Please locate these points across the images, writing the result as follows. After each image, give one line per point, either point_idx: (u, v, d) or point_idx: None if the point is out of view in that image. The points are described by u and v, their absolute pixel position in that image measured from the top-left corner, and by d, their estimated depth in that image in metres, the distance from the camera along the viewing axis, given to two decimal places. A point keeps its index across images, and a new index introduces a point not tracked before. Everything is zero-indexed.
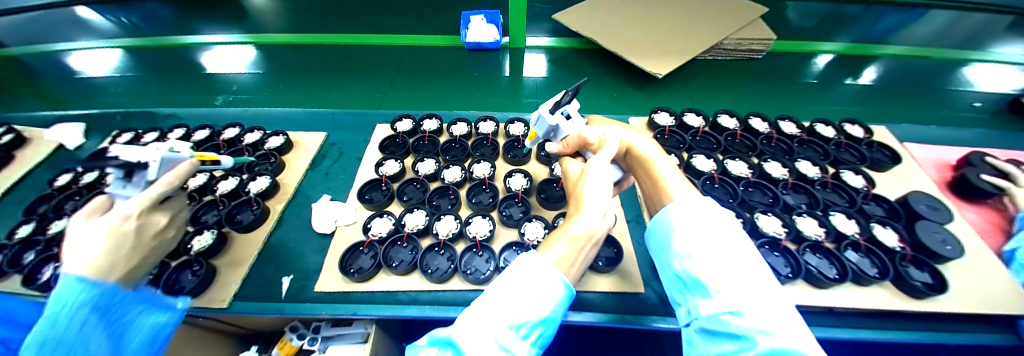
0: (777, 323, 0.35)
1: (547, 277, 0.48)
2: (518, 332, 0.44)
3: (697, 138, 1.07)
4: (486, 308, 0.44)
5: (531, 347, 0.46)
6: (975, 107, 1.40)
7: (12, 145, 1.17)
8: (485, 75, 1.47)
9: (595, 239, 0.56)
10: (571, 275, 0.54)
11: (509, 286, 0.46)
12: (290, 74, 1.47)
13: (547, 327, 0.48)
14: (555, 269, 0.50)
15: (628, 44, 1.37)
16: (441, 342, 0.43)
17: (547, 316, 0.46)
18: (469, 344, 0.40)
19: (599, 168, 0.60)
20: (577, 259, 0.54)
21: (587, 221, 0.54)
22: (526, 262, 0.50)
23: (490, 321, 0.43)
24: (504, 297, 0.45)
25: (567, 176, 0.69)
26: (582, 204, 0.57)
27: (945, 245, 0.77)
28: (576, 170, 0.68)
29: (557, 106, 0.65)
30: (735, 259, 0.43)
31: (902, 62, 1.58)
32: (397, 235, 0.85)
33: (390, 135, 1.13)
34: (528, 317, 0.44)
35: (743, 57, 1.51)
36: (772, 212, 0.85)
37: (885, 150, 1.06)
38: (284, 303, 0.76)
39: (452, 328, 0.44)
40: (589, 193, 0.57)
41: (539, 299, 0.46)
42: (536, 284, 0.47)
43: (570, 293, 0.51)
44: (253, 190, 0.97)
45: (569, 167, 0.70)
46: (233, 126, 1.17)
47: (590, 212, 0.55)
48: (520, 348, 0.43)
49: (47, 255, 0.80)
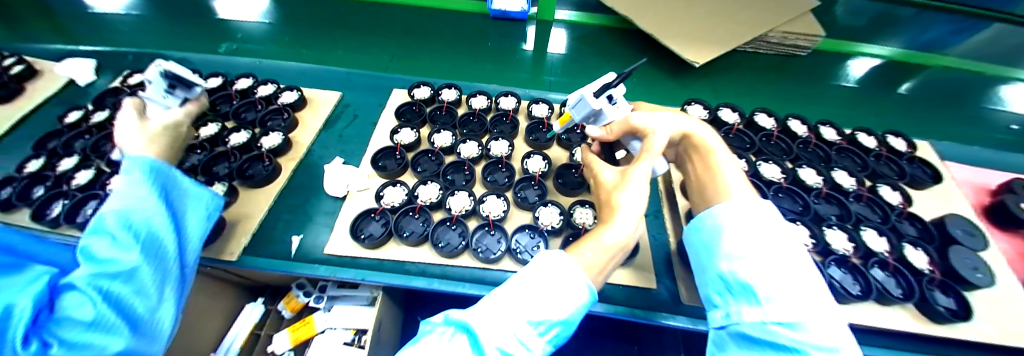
0: (835, 337, 0.36)
1: (569, 278, 0.45)
2: (535, 329, 0.42)
3: (730, 136, 1.00)
4: (503, 298, 0.42)
5: (548, 345, 0.45)
6: (1010, 130, 1.34)
7: (22, 76, 1.15)
8: (509, 48, 1.39)
9: (627, 248, 0.52)
10: (598, 282, 0.51)
11: (531, 279, 0.44)
12: (303, 29, 1.40)
13: (564, 328, 0.46)
14: (579, 270, 0.46)
15: (666, 26, 1.28)
16: (456, 326, 0.41)
17: (566, 318, 0.44)
18: (487, 334, 0.38)
19: (640, 175, 0.56)
20: (606, 266, 0.51)
21: (622, 228, 0.51)
22: (549, 258, 0.47)
23: (509, 314, 0.40)
24: (521, 292, 0.43)
25: (599, 182, 0.62)
26: (618, 210, 0.53)
27: (976, 272, 0.74)
28: (611, 178, 0.61)
29: (604, 89, 0.62)
30: (787, 268, 0.43)
31: (957, 74, 1.46)
32: (410, 206, 0.83)
33: (407, 102, 1.09)
34: (548, 316, 0.42)
35: (787, 53, 1.38)
36: (801, 221, 0.80)
37: (926, 167, 1.00)
38: (292, 262, 0.75)
39: (468, 312, 0.42)
40: (625, 199, 0.53)
41: (559, 301, 0.43)
42: (556, 284, 0.44)
43: (593, 299, 0.48)
44: (265, 145, 0.93)
45: (603, 172, 0.63)
46: (245, 77, 1.12)
47: (625, 218, 0.52)
48: (537, 346, 0.41)
49: (58, 192, 0.80)
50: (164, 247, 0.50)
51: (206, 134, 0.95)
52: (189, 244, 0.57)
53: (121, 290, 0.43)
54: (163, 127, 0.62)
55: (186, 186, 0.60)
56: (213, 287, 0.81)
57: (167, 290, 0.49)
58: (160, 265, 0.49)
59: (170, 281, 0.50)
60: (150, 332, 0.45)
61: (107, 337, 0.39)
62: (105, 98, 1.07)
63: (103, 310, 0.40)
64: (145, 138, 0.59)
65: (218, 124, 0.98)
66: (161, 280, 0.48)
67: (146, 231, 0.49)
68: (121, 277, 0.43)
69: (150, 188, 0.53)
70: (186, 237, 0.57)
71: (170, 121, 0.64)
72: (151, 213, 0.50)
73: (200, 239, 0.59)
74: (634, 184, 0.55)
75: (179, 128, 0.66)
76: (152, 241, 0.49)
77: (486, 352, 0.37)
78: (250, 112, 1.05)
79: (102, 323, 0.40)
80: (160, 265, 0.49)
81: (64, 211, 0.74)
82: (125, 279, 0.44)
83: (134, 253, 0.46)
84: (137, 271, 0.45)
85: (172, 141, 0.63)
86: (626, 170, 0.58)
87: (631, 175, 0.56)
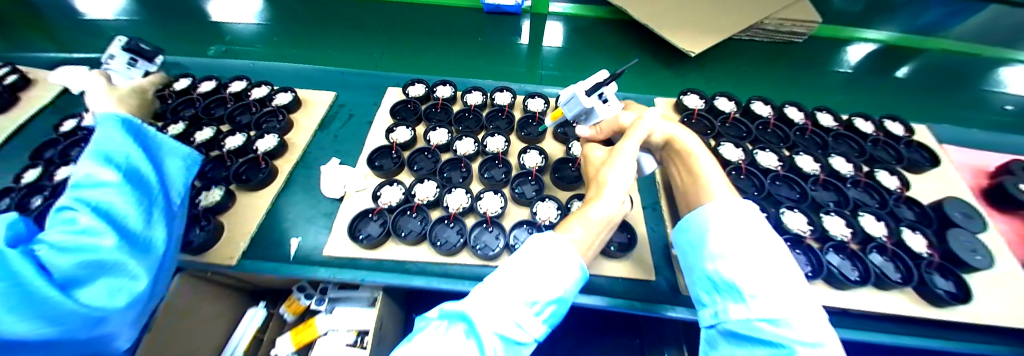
0: (818, 332, 0.38)
1: (562, 258, 0.45)
2: (531, 309, 0.43)
3: (725, 125, 1.01)
4: (500, 284, 0.42)
5: (544, 325, 0.45)
6: (1005, 111, 1.35)
7: (16, 86, 1.14)
8: (504, 42, 1.37)
9: (612, 225, 0.53)
10: (586, 258, 0.52)
11: (526, 262, 0.44)
12: (294, 29, 1.39)
13: (559, 306, 0.46)
14: (572, 250, 0.47)
15: (662, 14, 1.26)
16: (453, 316, 0.41)
17: (561, 296, 0.45)
18: (484, 321, 0.38)
19: (628, 153, 0.56)
20: (594, 243, 0.52)
21: (607, 206, 0.51)
22: (540, 242, 0.47)
23: (506, 297, 0.41)
24: (519, 274, 0.43)
25: (588, 160, 0.65)
26: (605, 187, 0.53)
27: (975, 255, 0.74)
28: (600, 154, 0.63)
29: (595, 88, 0.62)
30: (767, 260, 0.45)
31: (953, 57, 1.45)
32: (407, 205, 0.82)
33: (402, 100, 1.08)
34: (542, 296, 0.43)
35: (784, 39, 1.38)
36: (798, 209, 0.80)
37: (923, 151, 1.00)
38: (291, 264, 0.75)
39: (464, 303, 0.42)
40: (613, 175, 0.54)
41: (553, 280, 0.43)
42: (551, 265, 0.44)
43: (585, 277, 0.48)
44: (260, 148, 0.94)
45: (593, 151, 0.65)
46: (240, 79, 1.11)
47: (611, 194, 0.52)
48: (533, 326, 0.42)
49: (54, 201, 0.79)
50: (148, 180, 0.53)
51: (201, 138, 0.95)
52: (174, 183, 0.60)
53: (114, 208, 0.46)
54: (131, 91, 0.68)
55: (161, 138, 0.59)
56: (213, 291, 0.82)
57: (156, 217, 0.53)
58: (145, 195, 0.52)
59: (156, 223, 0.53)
60: (142, 248, 0.50)
61: (103, 241, 0.44)
62: None
63: (92, 223, 0.43)
64: (115, 98, 0.64)
65: (212, 128, 0.98)
66: (147, 207, 0.52)
67: (133, 163, 0.51)
68: (108, 198, 0.46)
69: (123, 130, 0.53)
70: (167, 177, 0.59)
71: (137, 86, 0.70)
72: (130, 151, 0.51)
73: (184, 180, 0.62)
74: (622, 161, 0.55)
75: (143, 94, 0.71)
76: (136, 173, 0.51)
77: (483, 336, 0.38)
78: (245, 116, 1.04)
79: (94, 233, 0.43)
80: (146, 195, 0.52)
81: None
82: (115, 199, 0.47)
83: (117, 179, 0.48)
84: (123, 195, 0.48)
85: (140, 104, 0.69)
86: (614, 147, 0.59)
87: (619, 153, 0.56)
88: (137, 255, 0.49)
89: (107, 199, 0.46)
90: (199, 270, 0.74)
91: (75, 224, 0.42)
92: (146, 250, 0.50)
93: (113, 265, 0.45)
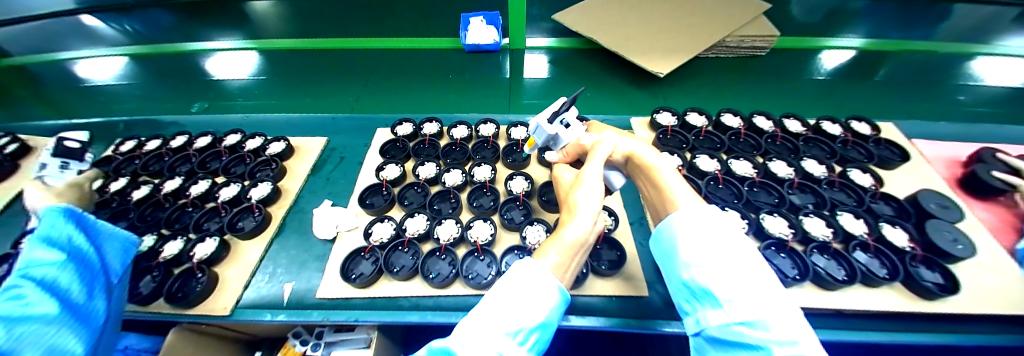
0: (796, 330, 0.38)
1: (542, 284, 0.47)
2: (514, 339, 0.43)
3: (699, 138, 1.06)
4: (485, 315, 0.43)
5: (530, 352, 0.46)
6: (961, 101, 1.38)
7: (17, 154, 1.18)
8: (485, 76, 1.46)
9: (588, 244, 0.56)
10: (566, 280, 0.54)
11: (508, 291, 0.45)
12: (288, 80, 1.48)
13: (544, 332, 0.48)
14: (550, 275, 0.49)
15: (629, 42, 1.37)
16: (440, 353, 0.42)
17: (543, 321, 0.46)
18: (462, 349, 0.40)
19: (593, 175, 0.60)
20: (571, 265, 0.54)
21: (581, 226, 0.53)
22: (522, 268, 0.49)
23: (488, 328, 0.42)
24: (502, 302, 0.44)
25: (559, 183, 0.69)
26: (576, 211, 0.56)
27: (956, 245, 0.75)
28: (569, 178, 0.68)
29: (555, 116, 0.66)
30: (739, 264, 0.46)
31: (909, 57, 1.55)
32: (398, 241, 0.84)
33: (391, 139, 1.13)
34: (523, 323, 0.44)
35: (746, 54, 1.50)
36: (777, 213, 0.84)
37: (893, 148, 1.04)
38: (286, 310, 0.76)
39: (450, 338, 0.43)
40: (581, 199, 0.57)
41: (534, 305, 0.45)
42: (531, 291, 0.46)
43: (566, 298, 0.50)
44: (254, 196, 0.96)
45: (562, 173, 0.70)
46: (235, 133, 1.17)
47: (583, 216, 0.55)
48: (518, 354, 0.42)
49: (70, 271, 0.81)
50: (89, 257, 0.55)
51: (196, 191, 0.98)
52: (113, 263, 0.61)
53: (56, 282, 0.48)
54: (66, 185, 0.82)
55: (105, 225, 0.61)
56: (206, 345, 0.81)
57: (98, 291, 0.54)
58: (87, 269, 0.54)
59: (99, 299, 0.53)
60: (87, 320, 0.50)
61: (47, 310, 0.44)
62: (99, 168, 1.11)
63: (36, 297, 0.45)
64: (49, 195, 0.78)
65: (208, 180, 1.01)
66: (89, 282, 0.53)
67: (74, 243, 0.53)
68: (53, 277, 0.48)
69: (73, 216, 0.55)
70: (108, 260, 0.60)
71: (72, 181, 0.84)
72: (75, 235, 0.54)
73: (121, 260, 0.63)
74: (588, 183, 0.59)
75: (76, 186, 0.85)
76: (77, 252, 0.53)
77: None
78: (239, 166, 1.08)
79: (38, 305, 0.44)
80: (88, 272, 0.53)
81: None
82: (58, 275, 0.49)
83: (60, 257, 0.50)
84: (65, 270, 0.50)
85: (75, 196, 0.83)
86: (580, 171, 0.63)
87: (584, 176, 0.60)
88: (83, 325, 0.49)
89: (51, 274, 0.48)
90: (192, 322, 0.74)
91: (20, 299, 0.43)
92: (89, 322, 0.50)
93: (61, 331, 0.45)
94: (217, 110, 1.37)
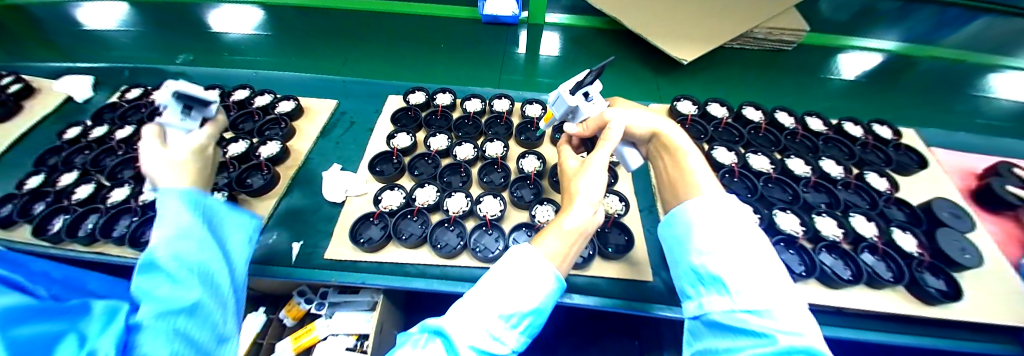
0: (800, 324, 0.38)
1: (538, 270, 0.46)
2: (506, 322, 0.42)
3: (719, 130, 1.05)
4: (476, 297, 0.43)
5: (520, 336, 0.45)
6: (979, 113, 1.35)
7: (20, 94, 1.13)
8: (501, 49, 1.42)
9: (587, 233, 0.54)
10: (564, 269, 0.52)
11: (506, 273, 0.45)
12: (298, 40, 1.42)
13: (537, 317, 0.46)
14: (545, 262, 0.47)
15: (653, 25, 1.33)
16: (430, 331, 0.42)
17: (536, 307, 0.44)
18: (459, 334, 0.38)
19: (598, 163, 0.59)
20: (569, 253, 0.52)
21: (578, 215, 0.52)
22: (519, 252, 0.48)
23: (482, 309, 0.41)
24: (498, 286, 0.43)
25: (564, 168, 0.67)
26: (575, 198, 0.55)
27: (965, 254, 0.75)
28: (575, 165, 0.66)
29: (579, 87, 0.64)
30: (749, 255, 0.46)
31: (935, 64, 1.50)
32: (407, 209, 0.84)
33: (402, 108, 1.10)
34: (518, 308, 0.43)
35: (772, 48, 1.45)
36: (791, 210, 0.83)
37: (912, 154, 1.02)
38: (295, 268, 0.76)
39: (443, 318, 0.42)
40: (584, 186, 0.56)
41: (528, 290, 0.44)
42: (525, 276, 0.45)
43: (561, 286, 0.48)
44: (264, 154, 0.95)
45: (568, 160, 0.68)
46: (244, 88, 1.15)
47: (582, 203, 0.54)
48: (509, 339, 0.42)
49: (91, 208, 0.82)
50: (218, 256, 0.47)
51: None
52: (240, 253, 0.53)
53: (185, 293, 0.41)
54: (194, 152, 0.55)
55: (228, 223, 0.53)
56: None
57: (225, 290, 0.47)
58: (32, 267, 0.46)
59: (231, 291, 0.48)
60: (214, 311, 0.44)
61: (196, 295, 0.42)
62: (104, 113, 1.09)
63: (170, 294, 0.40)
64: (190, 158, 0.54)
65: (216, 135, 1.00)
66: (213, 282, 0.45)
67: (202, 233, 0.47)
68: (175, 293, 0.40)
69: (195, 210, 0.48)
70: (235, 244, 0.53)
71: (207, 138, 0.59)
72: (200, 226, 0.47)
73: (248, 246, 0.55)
74: (593, 171, 0.58)
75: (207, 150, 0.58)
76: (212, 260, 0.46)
77: (459, 350, 0.38)
78: (248, 123, 1.06)
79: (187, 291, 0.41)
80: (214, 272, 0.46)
81: (98, 227, 0.76)
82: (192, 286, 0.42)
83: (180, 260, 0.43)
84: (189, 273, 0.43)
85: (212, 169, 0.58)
86: (586, 158, 0.61)
87: (589, 163, 0.59)
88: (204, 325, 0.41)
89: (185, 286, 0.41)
90: None
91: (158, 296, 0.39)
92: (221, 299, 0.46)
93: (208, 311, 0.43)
94: (221, 65, 1.33)
